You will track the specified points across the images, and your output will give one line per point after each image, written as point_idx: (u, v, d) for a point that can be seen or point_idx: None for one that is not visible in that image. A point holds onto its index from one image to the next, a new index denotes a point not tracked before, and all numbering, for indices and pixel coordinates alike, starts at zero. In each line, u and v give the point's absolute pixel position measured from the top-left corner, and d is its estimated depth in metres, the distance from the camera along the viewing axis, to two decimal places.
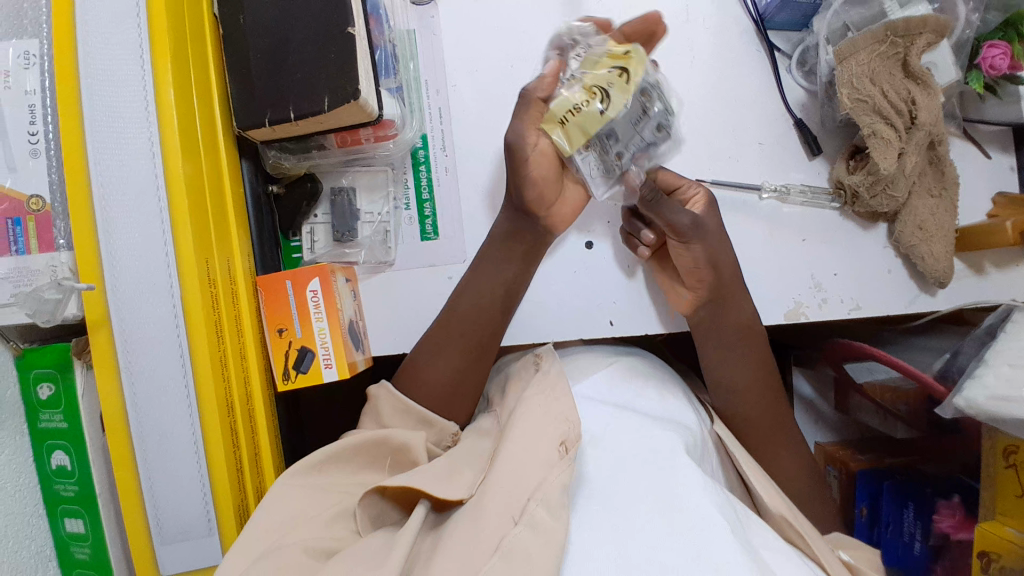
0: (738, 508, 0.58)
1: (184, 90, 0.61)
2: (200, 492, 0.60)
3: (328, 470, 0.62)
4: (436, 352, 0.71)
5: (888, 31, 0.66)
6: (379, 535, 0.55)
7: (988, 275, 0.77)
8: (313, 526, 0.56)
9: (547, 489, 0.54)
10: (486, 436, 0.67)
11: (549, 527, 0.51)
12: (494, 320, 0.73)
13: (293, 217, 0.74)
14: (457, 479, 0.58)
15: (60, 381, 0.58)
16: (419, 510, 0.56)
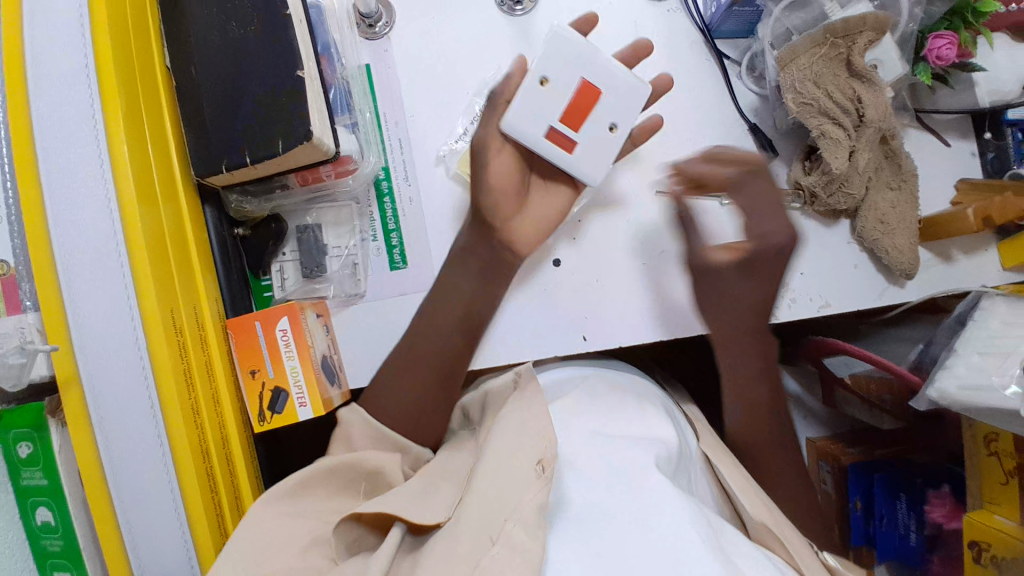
0: (711, 517, 0.58)
1: (138, 145, 0.62)
2: (180, 536, 0.61)
3: (305, 495, 0.63)
4: (400, 375, 0.72)
5: (827, 33, 0.66)
6: (354, 560, 0.55)
7: (956, 261, 0.77)
8: (284, 557, 0.55)
9: (523, 510, 0.53)
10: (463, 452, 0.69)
11: (526, 547, 0.50)
12: (457, 341, 0.74)
13: (262, 258, 0.75)
14: (432, 503, 0.59)
15: (38, 439, 0.58)
16: (394, 533, 0.55)
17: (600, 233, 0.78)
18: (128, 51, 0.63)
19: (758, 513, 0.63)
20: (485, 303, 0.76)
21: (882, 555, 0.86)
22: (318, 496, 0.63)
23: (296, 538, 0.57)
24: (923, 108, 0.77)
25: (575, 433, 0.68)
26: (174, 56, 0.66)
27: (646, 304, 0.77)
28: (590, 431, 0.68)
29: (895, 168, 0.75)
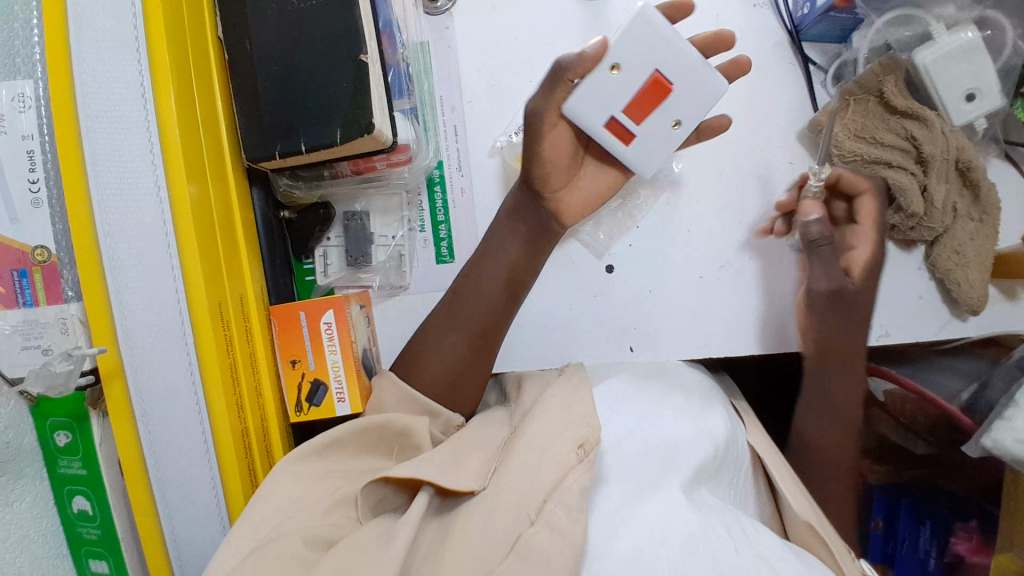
0: (745, 520, 0.57)
1: (190, 126, 0.58)
2: (219, 526, 0.61)
3: (331, 452, 0.61)
4: (441, 337, 0.68)
5: (846, 95, 0.70)
6: (378, 525, 0.54)
7: (1020, 300, 0.74)
8: (308, 517, 0.54)
9: (564, 491, 0.52)
10: (498, 426, 0.66)
11: (567, 529, 0.50)
12: (499, 307, 0.70)
13: (306, 242, 0.73)
14: (465, 469, 0.58)
15: (78, 430, 0.58)
16: (421, 500, 0.54)
17: (656, 241, 0.75)
18: (180, 26, 0.59)
19: (803, 513, 0.62)
20: (529, 272, 0.72)
21: None
22: (344, 455, 0.61)
23: (319, 498, 0.56)
24: (1011, 140, 0.72)
25: (621, 423, 0.65)
26: (230, 31, 0.62)
27: (698, 318, 0.75)
28: (635, 426, 0.64)
29: (976, 197, 0.71)
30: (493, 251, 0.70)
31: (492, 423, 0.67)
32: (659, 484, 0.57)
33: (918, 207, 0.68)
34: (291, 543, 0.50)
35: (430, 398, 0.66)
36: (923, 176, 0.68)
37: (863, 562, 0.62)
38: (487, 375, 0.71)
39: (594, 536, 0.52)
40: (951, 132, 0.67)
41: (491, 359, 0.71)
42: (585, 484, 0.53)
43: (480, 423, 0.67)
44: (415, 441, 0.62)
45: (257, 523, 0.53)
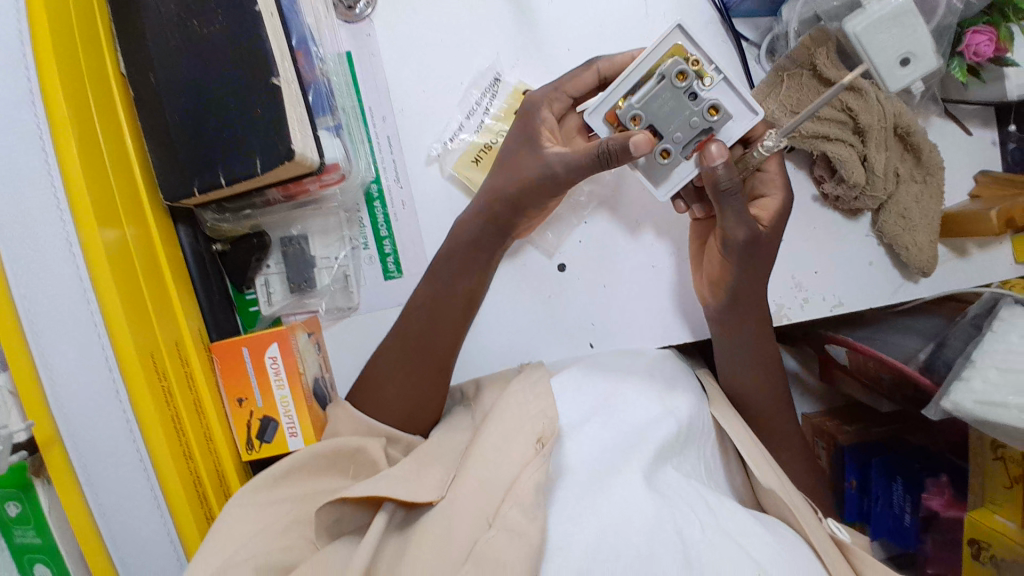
0: (709, 496, 0.57)
1: (98, 174, 0.55)
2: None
3: (290, 479, 0.60)
4: (398, 365, 0.66)
5: (780, 70, 0.69)
6: (336, 548, 0.54)
7: (971, 256, 0.75)
8: (262, 541, 0.54)
9: (519, 490, 0.52)
10: (460, 431, 0.65)
11: (523, 529, 0.49)
12: (459, 328, 0.68)
13: (245, 271, 0.70)
14: (425, 481, 0.56)
15: (25, 500, 0.55)
16: (380, 518, 0.53)
17: (605, 234, 0.74)
18: (76, 67, 0.55)
19: (769, 481, 0.61)
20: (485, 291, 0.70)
21: (876, 532, 0.88)
22: (304, 478, 0.61)
23: (270, 524, 0.56)
24: (951, 97, 0.72)
25: (577, 408, 0.64)
26: (132, 65, 0.58)
27: (653, 305, 0.75)
28: (597, 416, 0.63)
29: (918, 159, 0.71)
30: (450, 276, 0.68)
31: (457, 428, 0.66)
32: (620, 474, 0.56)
33: (860, 177, 0.67)
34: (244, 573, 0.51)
35: (389, 423, 0.65)
36: (861, 147, 0.68)
37: (832, 524, 0.62)
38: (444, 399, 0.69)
39: (553, 532, 0.51)
40: (886, 99, 0.67)
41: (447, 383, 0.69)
42: (540, 479, 0.53)
43: (446, 428, 0.66)
44: (371, 458, 0.61)
45: (214, 554, 0.53)
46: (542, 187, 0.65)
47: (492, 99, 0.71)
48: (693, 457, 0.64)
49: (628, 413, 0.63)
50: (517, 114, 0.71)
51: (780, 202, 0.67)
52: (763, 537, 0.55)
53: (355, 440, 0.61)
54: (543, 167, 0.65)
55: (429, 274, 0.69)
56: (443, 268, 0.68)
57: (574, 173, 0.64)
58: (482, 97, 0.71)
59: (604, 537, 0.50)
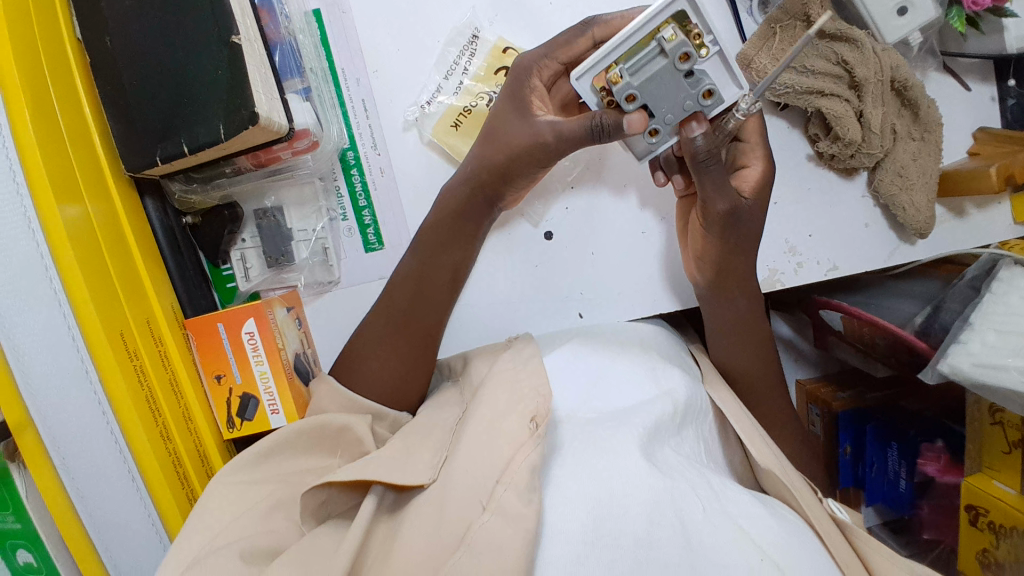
0: (712, 479, 0.56)
1: (53, 143, 0.52)
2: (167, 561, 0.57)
3: (272, 459, 0.58)
4: (382, 340, 0.64)
5: (772, 24, 0.66)
6: (324, 532, 0.52)
7: (969, 216, 0.72)
8: (244, 524, 0.52)
9: (514, 470, 0.50)
10: (447, 406, 0.63)
11: (517, 512, 0.47)
12: (443, 303, 0.67)
13: (218, 245, 0.67)
14: (414, 461, 0.55)
15: (3, 486, 0.53)
16: (369, 501, 0.52)
17: (593, 200, 0.71)
18: (26, 29, 0.52)
19: (765, 459, 0.60)
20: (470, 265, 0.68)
21: (871, 499, 0.88)
22: (285, 459, 0.59)
23: (254, 506, 0.54)
24: (949, 51, 0.70)
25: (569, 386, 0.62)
26: (87, 27, 0.56)
27: (643, 273, 0.73)
28: (592, 394, 0.62)
29: (916, 115, 0.69)
30: (437, 251, 0.65)
31: (445, 405, 0.64)
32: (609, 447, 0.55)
33: (855, 133, 0.65)
34: (227, 560, 0.48)
35: (372, 399, 0.63)
36: (857, 102, 0.66)
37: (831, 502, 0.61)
38: (428, 376, 0.67)
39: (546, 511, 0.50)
40: (883, 51, 0.65)
41: (432, 358, 0.67)
42: (534, 461, 0.51)
43: (434, 406, 0.64)
44: (356, 436, 0.58)
45: (196, 538, 0.52)
46: (530, 157, 0.61)
47: (470, 57, 0.68)
48: (692, 439, 0.62)
49: (620, 392, 0.62)
50: (498, 74, 0.68)
51: (761, 172, 0.64)
52: (758, 509, 0.54)
53: (340, 416, 0.59)
54: (532, 136, 0.61)
55: (413, 247, 0.67)
56: (428, 242, 0.66)
57: (562, 144, 0.59)
58: (460, 56, 0.68)
59: (599, 516, 0.48)
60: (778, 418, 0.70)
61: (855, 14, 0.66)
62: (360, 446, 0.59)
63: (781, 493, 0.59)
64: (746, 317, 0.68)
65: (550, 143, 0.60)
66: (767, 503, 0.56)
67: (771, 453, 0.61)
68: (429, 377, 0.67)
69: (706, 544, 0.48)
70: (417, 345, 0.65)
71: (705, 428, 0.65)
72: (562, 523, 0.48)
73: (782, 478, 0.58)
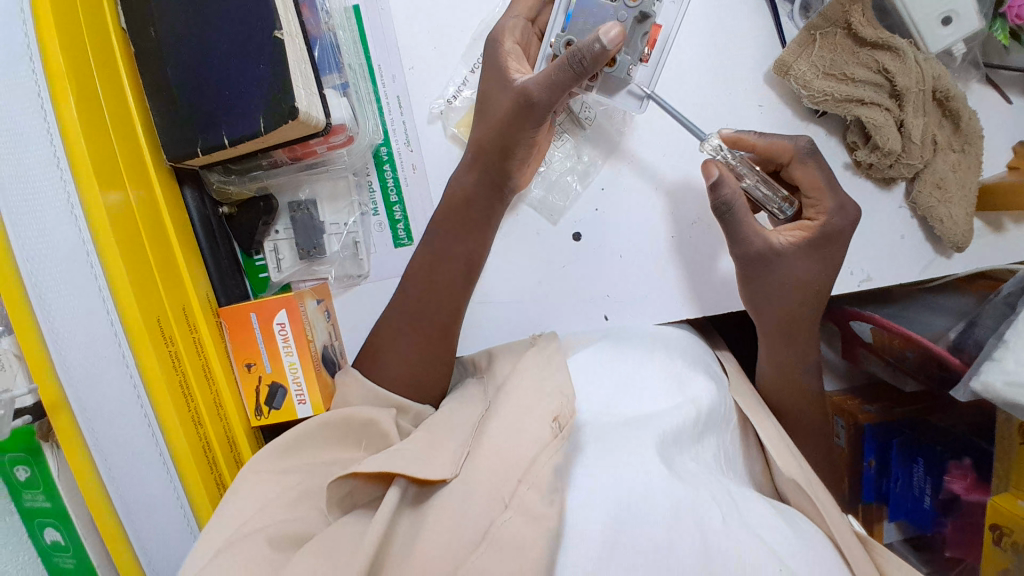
0: (729, 487, 0.55)
1: (98, 133, 0.53)
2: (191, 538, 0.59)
3: (296, 454, 0.59)
4: (396, 333, 0.65)
5: (812, 30, 0.65)
6: (349, 523, 0.52)
7: (1007, 231, 0.71)
8: (271, 513, 0.53)
9: (537, 473, 0.51)
10: (471, 401, 0.64)
11: (540, 512, 0.49)
12: (456, 294, 0.66)
13: (253, 236, 0.69)
14: (439, 455, 0.55)
15: (35, 464, 0.54)
16: (392, 493, 0.52)
17: (624, 202, 0.71)
18: (73, 19, 0.53)
19: (790, 471, 0.59)
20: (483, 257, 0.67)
21: (894, 514, 0.87)
22: (310, 451, 0.59)
23: (279, 495, 0.55)
24: (992, 62, 0.69)
25: (593, 390, 0.63)
26: (132, 18, 0.57)
27: (671, 277, 0.72)
28: (614, 398, 0.62)
29: (956, 127, 0.68)
30: (444, 242, 0.65)
31: (468, 399, 0.64)
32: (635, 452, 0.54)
33: (894, 144, 0.64)
34: (255, 545, 0.49)
35: (395, 392, 0.64)
36: (898, 112, 0.65)
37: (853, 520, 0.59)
38: (448, 372, 0.67)
39: (570, 515, 0.50)
40: (925, 61, 0.64)
41: (450, 356, 0.67)
42: (558, 462, 0.52)
43: (456, 400, 0.64)
44: (381, 431, 0.59)
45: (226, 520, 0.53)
46: (517, 115, 0.59)
47: None
48: (711, 448, 0.61)
49: (645, 398, 0.62)
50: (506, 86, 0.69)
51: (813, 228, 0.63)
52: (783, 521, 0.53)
53: (366, 410, 0.60)
54: (516, 94, 0.59)
55: (423, 241, 0.67)
56: (438, 237, 0.66)
57: (549, 95, 0.57)
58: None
59: (617, 519, 0.49)
60: (805, 430, 0.69)
61: (898, 22, 0.66)
62: (385, 440, 0.59)
63: (803, 502, 0.58)
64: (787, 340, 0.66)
65: (534, 94, 0.57)
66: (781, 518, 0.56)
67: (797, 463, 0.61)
68: (450, 373, 0.67)
69: (724, 550, 0.48)
70: (433, 340, 0.65)
71: (724, 436, 0.64)
72: (580, 526, 0.49)
73: (805, 488, 0.57)
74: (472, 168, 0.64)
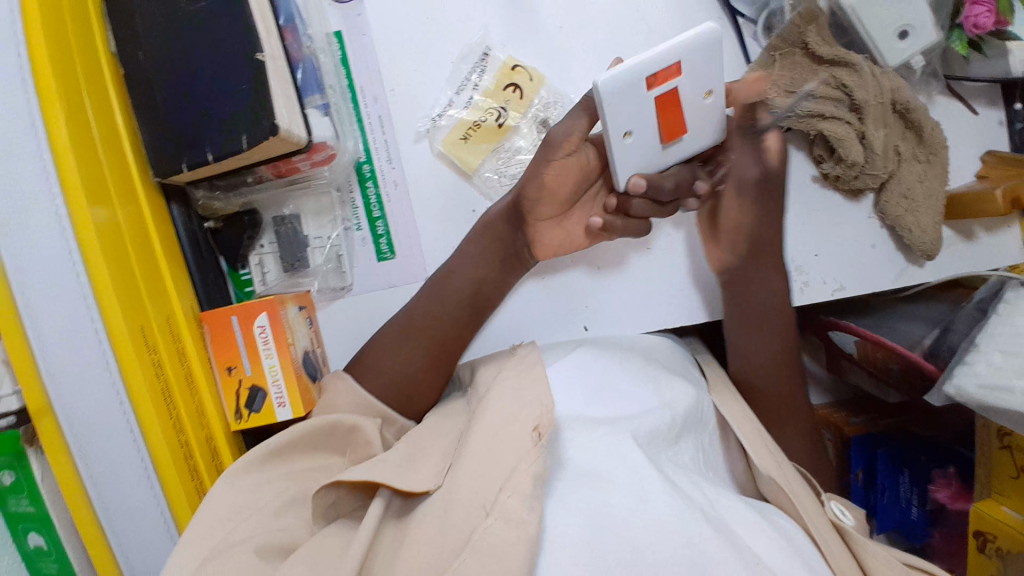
0: (708, 489, 0.56)
1: (86, 148, 0.56)
2: (169, 543, 0.58)
3: (285, 459, 0.60)
4: (402, 340, 0.68)
5: (772, 52, 0.68)
6: (333, 531, 0.54)
7: (978, 240, 0.73)
8: (258, 521, 0.54)
9: (519, 482, 0.49)
10: (454, 416, 0.65)
11: (521, 519, 0.47)
12: (460, 321, 0.70)
13: (238, 250, 0.71)
14: (419, 467, 0.57)
15: (19, 469, 0.55)
16: (376, 505, 0.53)
17: None
18: (65, 42, 0.56)
19: (769, 469, 0.60)
20: (494, 293, 0.71)
21: (882, 526, 0.86)
22: (295, 456, 0.61)
23: (266, 502, 0.56)
24: (954, 75, 0.71)
25: (575, 390, 0.64)
26: (123, 43, 0.60)
27: (646, 288, 0.74)
28: (589, 401, 0.62)
29: (921, 138, 0.69)
30: (465, 265, 0.69)
31: (450, 414, 0.65)
32: (605, 453, 0.56)
33: (857, 155, 0.66)
34: (243, 559, 0.50)
35: (382, 400, 0.67)
36: (859, 124, 0.66)
37: (834, 504, 0.60)
38: (439, 387, 0.70)
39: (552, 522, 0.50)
40: (882, 74, 0.66)
41: (444, 372, 0.70)
42: (541, 472, 0.50)
43: (439, 414, 0.66)
44: (365, 438, 0.61)
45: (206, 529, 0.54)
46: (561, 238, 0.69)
47: (480, 74, 0.71)
48: (689, 449, 0.62)
49: (622, 400, 0.63)
50: (505, 88, 0.71)
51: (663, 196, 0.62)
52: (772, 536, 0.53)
53: (350, 416, 0.62)
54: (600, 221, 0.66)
55: (454, 254, 0.70)
56: (460, 258, 0.69)
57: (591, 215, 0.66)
58: (471, 72, 0.71)
59: (593, 527, 0.49)
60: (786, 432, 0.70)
61: (857, 38, 0.67)
62: (369, 446, 0.61)
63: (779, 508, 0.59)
64: (751, 359, 0.71)
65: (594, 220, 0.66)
66: (762, 509, 0.57)
67: (773, 459, 0.62)
68: (441, 387, 0.70)
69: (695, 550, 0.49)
70: (433, 356, 0.69)
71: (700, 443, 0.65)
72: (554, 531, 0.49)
73: (783, 484, 0.59)
74: (506, 205, 0.68)
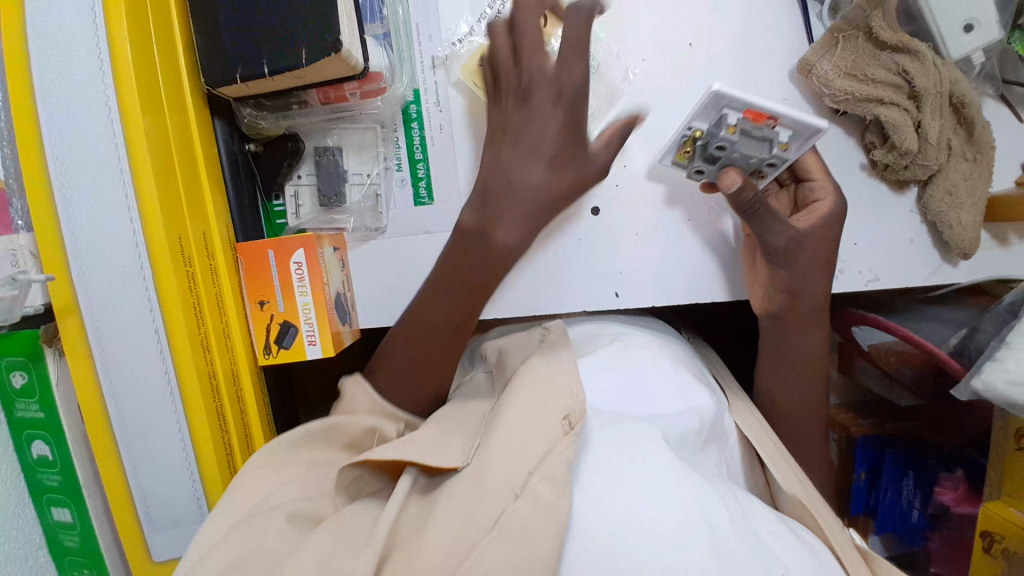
0: (738, 493, 0.55)
1: (143, 44, 0.54)
2: (187, 469, 0.56)
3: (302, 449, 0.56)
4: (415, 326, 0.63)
5: (836, 32, 0.67)
6: (362, 507, 0.50)
7: (1011, 246, 0.74)
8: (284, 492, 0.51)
9: (551, 465, 0.48)
10: (483, 397, 0.64)
11: (551, 504, 0.46)
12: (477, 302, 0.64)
13: (276, 176, 0.69)
14: (449, 445, 0.53)
15: (33, 369, 0.53)
16: (403, 479, 0.50)
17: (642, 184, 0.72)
18: None
19: (792, 486, 0.60)
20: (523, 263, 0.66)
21: (880, 528, 0.88)
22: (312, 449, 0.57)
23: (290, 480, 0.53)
24: (1007, 78, 0.72)
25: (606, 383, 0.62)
26: None
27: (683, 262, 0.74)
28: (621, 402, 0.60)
29: (970, 136, 0.70)
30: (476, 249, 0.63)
31: (479, 395, 0.64)
32: None
33: (912, 143, 0.66)
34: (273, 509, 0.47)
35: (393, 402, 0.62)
36: (916, 113, 0.66)
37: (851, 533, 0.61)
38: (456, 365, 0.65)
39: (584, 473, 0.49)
40: (943, 65, 0.66)
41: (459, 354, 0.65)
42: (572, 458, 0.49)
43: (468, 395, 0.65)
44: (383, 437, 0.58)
45: None
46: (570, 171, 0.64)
47: None
48: (714, 458, 0.62)
49: (654, 397, 0.61)
50: None
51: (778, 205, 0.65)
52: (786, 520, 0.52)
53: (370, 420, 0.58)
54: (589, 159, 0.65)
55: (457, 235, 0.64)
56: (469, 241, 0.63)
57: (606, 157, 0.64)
58: None
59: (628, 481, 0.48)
60: (804, 440, 0.69)
61: (923, 27, 0.68)
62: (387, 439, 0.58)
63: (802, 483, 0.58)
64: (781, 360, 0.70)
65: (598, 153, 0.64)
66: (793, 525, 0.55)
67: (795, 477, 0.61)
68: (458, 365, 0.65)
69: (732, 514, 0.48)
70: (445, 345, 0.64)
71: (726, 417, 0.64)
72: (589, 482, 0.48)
73: (806, 504, 0.58)
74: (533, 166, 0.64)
